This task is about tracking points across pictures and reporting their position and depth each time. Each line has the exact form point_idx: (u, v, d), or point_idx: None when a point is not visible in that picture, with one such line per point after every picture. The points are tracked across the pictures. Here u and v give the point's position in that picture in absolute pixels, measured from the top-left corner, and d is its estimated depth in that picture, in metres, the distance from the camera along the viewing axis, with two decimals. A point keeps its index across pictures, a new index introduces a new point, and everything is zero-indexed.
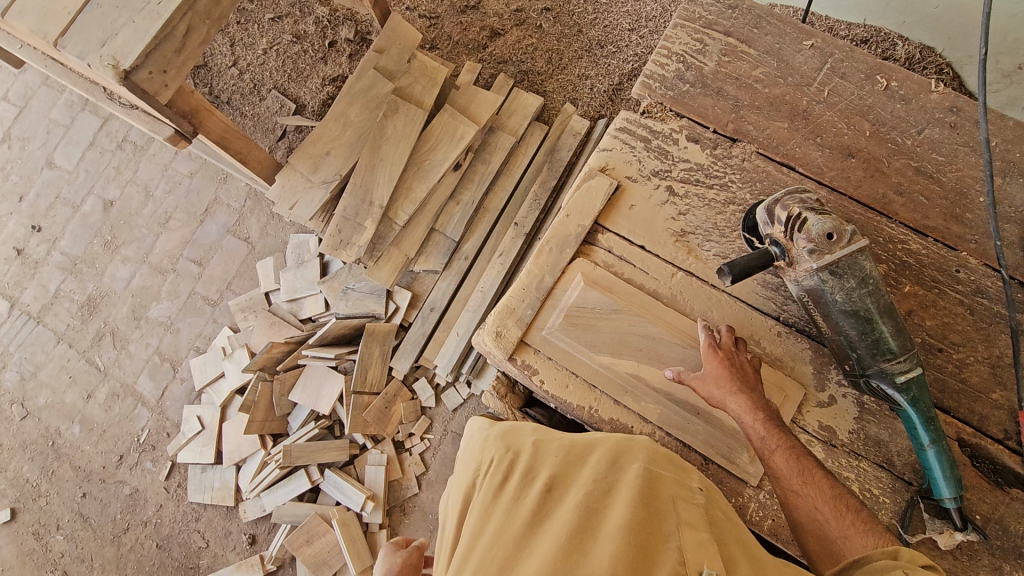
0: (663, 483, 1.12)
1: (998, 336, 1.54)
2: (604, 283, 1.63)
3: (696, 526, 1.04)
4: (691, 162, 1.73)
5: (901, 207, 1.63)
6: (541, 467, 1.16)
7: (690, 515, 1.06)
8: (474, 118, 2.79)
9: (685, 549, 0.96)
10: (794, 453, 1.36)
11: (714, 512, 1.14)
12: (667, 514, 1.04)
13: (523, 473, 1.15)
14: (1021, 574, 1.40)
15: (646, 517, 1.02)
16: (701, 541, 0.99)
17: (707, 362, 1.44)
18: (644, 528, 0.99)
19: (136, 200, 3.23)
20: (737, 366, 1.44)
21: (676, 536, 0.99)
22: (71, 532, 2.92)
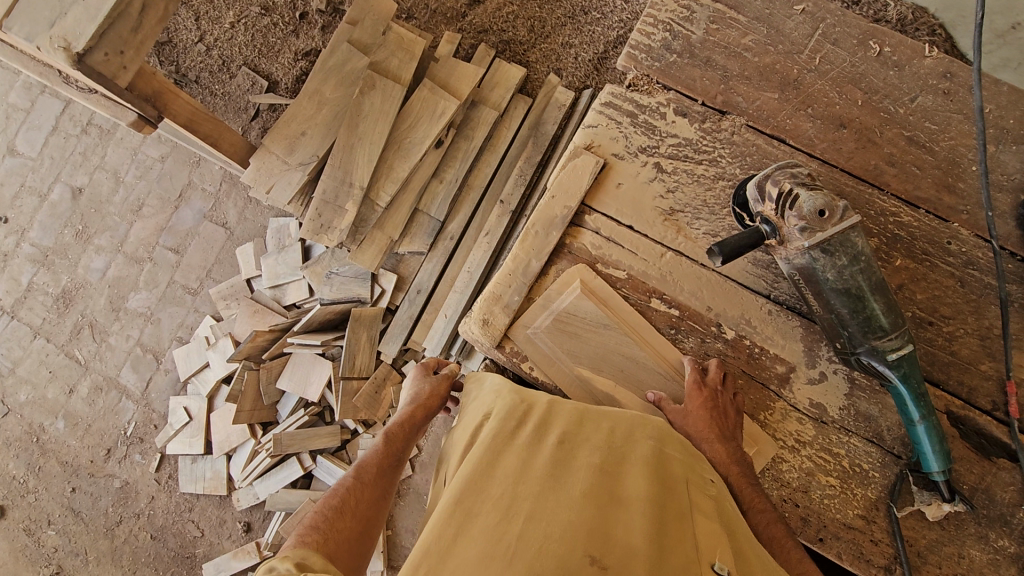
0: (679, 465, 1.11)
1: (988, 307, 1.53)
2: (597, 292, 1.58)
3: (708, 515, 1.04)
4: (680, 137, 1.67)
5: (893, 177, 1.60)
6: (557, 420, 1.14)
7: (703, 502, 1.06)
8: (454, 92, 2.69)
9: (700, 537, 0.97)
10: (767, 519, 1.33)
11: (723, 501, 1.13)
12: (683, 497, 1.03)
13: (537, 422, 1.13)
14: (1006, 541, 1.42)
15: (664, 493, 1.01)
16: (714, 532, 0.99)
17: (687, 399, 1.44)
18: (662, 503, 0.99)
19: (106, 187, 3.11)
20: (717, 406, 1.43)
21: (691, 521, 0.99)
22: (64, 527, 2.90)
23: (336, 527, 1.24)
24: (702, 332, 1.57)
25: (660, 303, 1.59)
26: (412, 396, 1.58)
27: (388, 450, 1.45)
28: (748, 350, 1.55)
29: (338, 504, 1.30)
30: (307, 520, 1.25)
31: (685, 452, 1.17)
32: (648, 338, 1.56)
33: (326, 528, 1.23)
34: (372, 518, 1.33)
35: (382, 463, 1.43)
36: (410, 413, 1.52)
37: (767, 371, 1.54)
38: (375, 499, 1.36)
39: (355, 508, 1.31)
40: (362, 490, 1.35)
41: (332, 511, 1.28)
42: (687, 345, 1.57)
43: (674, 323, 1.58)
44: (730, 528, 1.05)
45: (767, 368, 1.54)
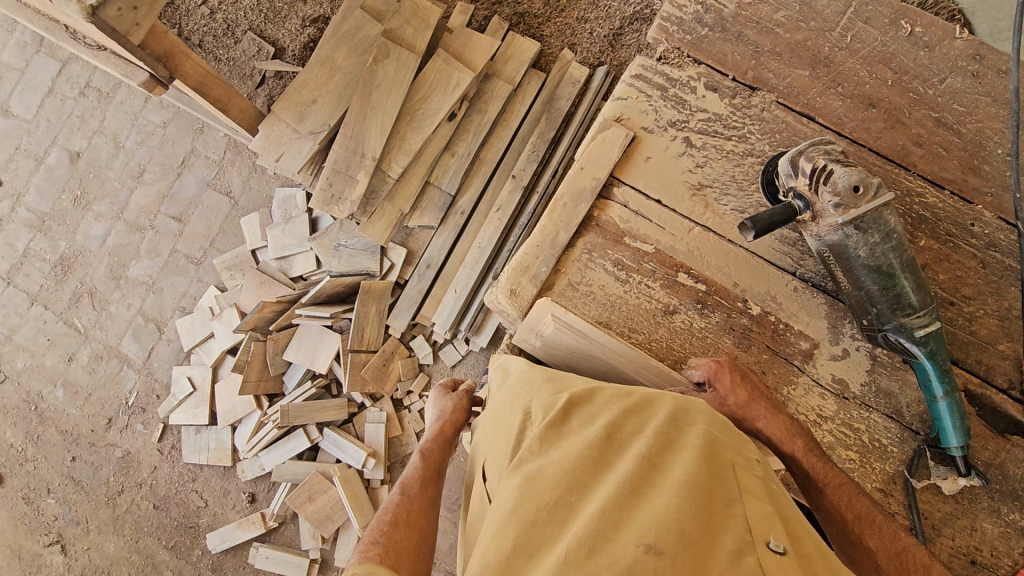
0: (724, 442, 1.08)
1: (1008, 287, 1.56)
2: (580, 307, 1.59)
3: (758, 495, 1.00)
4: (709, 113, 1.66)
5: (920, 158, 1.61)
6: (596, 411, 1.13)
7: (752, 481, 1.02)
8: (469, 64, 2.64)
9: (751, 516, 0.93)
10: (847, 494, 1.34)
11: (771, 480, 1.08)
12: (731, 476, 1.00)
13: (580, 417, 1.11)
14: (1017, 514, 1.47)
15: (712, 474, 0.98)
16: (765, 511, 0.96)
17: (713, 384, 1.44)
18: (710, 486, 0.96)
19: (106, 151, 3.03)
20: (739, 369, 1.46)
21: (741, 502, 0.96)
22: (64, 495, 2.87)
23: (394, 541, 1.27)
24: (728, 306, 1.58)
25: (687, 275, 1.60)
26: (438, 413, 1.60)
27: (426, 465, 1.48)
28: (772, 325, 1.56)
29: (392, 519, 1.32)
30: (366, 538, 1.28)
31: (727, 430, 1.15)
32: (669, 317, 1.59)
33: (387, 544, 1.25)
34: (425, 530, 1.36)
35: (424, 477, 1.46)
36: (439, 430, 1.55)
37: (792, 346, 1.56)
38: (425, 509, 1.40)
39: (408, 521, 1.34)
40: (411, 505, 1.38)
41: (387, 525, 1.31)
42: (714, 317, 1.58)
43: (702, 297, 1.59)
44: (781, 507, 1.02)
45: (794, 343, 1.56)
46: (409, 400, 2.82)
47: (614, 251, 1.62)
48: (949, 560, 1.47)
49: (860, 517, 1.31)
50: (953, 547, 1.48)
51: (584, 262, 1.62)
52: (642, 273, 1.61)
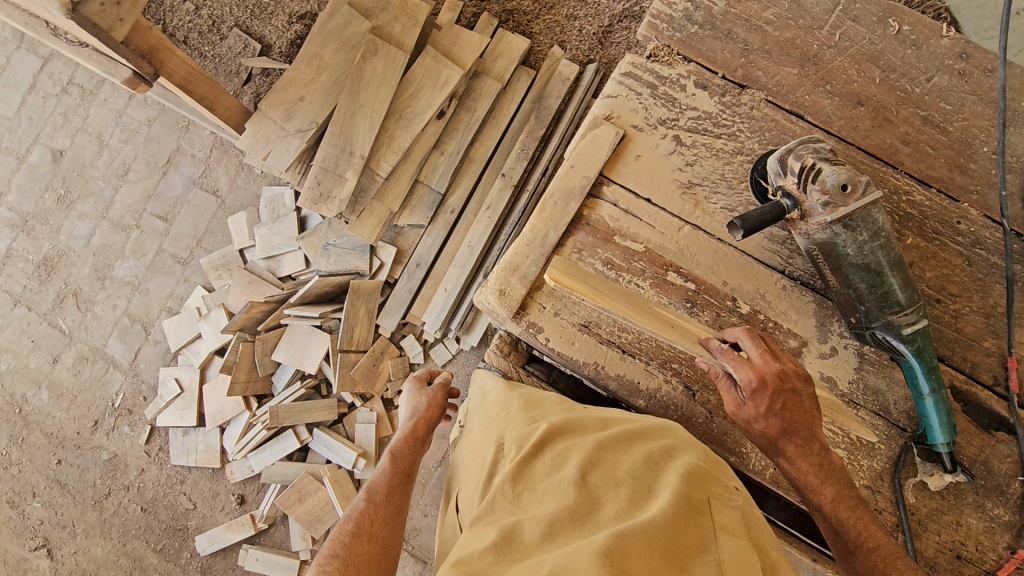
0: (703, 478, 1.14)
1: (993, 285, 1.57)
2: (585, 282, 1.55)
3: (732, 531, 1.06)
4: (699, 111, 1.66)
5: (908, 157, 1.62)
6: (575, 445, 1.23)
7: (729, 519, 1.08)
8: (459, 61, 2.63)
9: (724, 559, 0.99)
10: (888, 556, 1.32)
11: (748, 511, 1.15)
12: (707, 516, 1.06)
13: (560, 454, 1.21)
14: (1002, 510, 1.48)
15: (687, 517, 1.05)
16: (740, 548, 1.02)
17: (750, 403, 1.34)
18: (683, 530, 1.02)
19: (89, 150, 2.98)
20: (784, 395, 1.33)
21: (714, 542, 1.02)
22: (50, 499, 2.83)
23: (354, 552, 1.31)
24: (715, 304, 1.58)
25: (675, 273, 1.60)
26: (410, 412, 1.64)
27: (395, 468, 1.52)
28: (759, 323, 1.56)
29: (353, 529, 1.35)
30: (327, 547, 1.32)
31: (708, 465, 1.22)
32: (664, 316, 1.56)
33: (346, 554, 1.29)
34: (389, 537, 1.39)
35: (392, 481, 1.49)
36: (411, 428, 1.59)
37: (778, 344, 1.56)
38: (391, 515, 1.43)
39: (373, 529, 1.37)
40: (376, 512, 1.42)
41: (348, 536, 1.34)
42: (701, 315, 1.57)
43: (689, 295, 1.59)
44: (757, 542, 1.08)
45: (784, 342, 1.56)
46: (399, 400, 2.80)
47: (602, 251, 1.62)
48: (935, 555, 1.49)
49: (847, 528, 1.34)
50: (939, 542, 1.49)
51: (575, 262, 1.61)
52: (631, 275, 1.60)
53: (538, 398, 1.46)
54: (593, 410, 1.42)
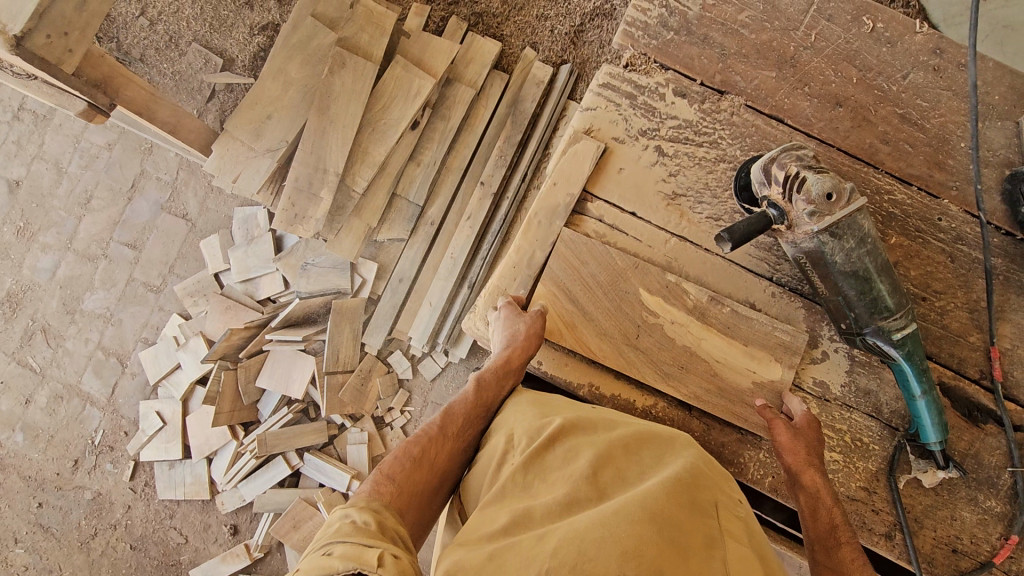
0: (709, 483, 1.15)
1: (976, 280, 1.59)
2: (562, 317, 1.52)
3: (737, 537, 1.05)
4: (680, 119, 1.64)
5: (887, 156, 1.62)
6: (586, 442, 1.21)
7: (733, 524, 1.08)
8: (430, 70, 2.57)
9: (730, 560, 0.98)
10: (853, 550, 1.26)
11: (753, 522, 1.14)
12: (714, 519, 1.06)
13: (570, 448, 1.19)
14: (994, 501, 1.51)
15: (695, 516, 1.04)
16: (744, 554, 1.01)
17: (802, 424, 1.42)
18: (692, 527, 1.02)
19: (47, 178, 2.85)
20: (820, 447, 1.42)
21: (721, 545, 1.01)
22: (33, 544, 2.73)
23: (411, 480, 1.18)
24: (689, 299, 1.52)
25: (652, 267, 1.54)
26: (507, 338, 1.40)
27: (477, 399, 1.37)
28: (730, 315, 1.51)
29: (417, 454, 1.22)
30: (385, 465, 1.19)
31: (713, 472, 1.21)
32: (634, 334, 1.51)
33: (403, 480, 1.16)
34: (445, 475, 1.26)
35: (468, 416, 1.34)
36: (506, 359, 1.37)
37: (745, 340, 1.50)
38: (454, 456, 1.29)
39: (433, 461, 1.24)
40: (444, 443, 1.27)
41: (411, 461, 1.20)
42: (670, 313, 1.51)
43: (668, 288, 1.53)
44: (760, 551, 1.05)
45: (751, 335, 1.50)
46: (390, 417, 2.75)
47: (586, 266, 1.53)
48: (932, 551, 1.50)
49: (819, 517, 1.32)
50: (935, 537, 1.51)
51: (560, 281, 1.53)
52: (614, 293, 1.52)
53: (545, 398, 1.41)
54: (601, 410, 1.39)
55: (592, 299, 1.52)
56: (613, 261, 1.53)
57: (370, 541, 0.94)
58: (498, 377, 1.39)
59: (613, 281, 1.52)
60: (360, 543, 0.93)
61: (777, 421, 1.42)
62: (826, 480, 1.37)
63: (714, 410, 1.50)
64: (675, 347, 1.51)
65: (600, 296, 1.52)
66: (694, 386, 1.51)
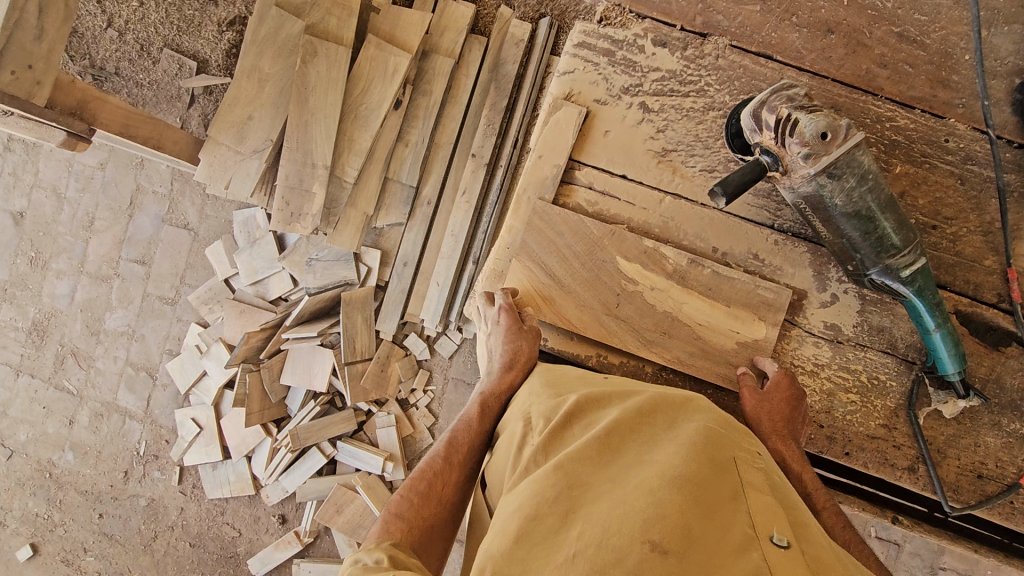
0: (726, 440, 1.11)
1: (988, 200, 1.53)
2: (546, 295, 1.48)
3: (759, 490, 1.03)
4: (662, 70, 1.56)
5: (887, 80, 1.54)
6: (599, 415, 1.15)
7: (754, 477, 1.06)
8: (404, 45, 2.49)
9: (755, 514, 0.96)
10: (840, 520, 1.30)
11: (775, 475, 1.13)
12: (734, 475, 1.03)
13: (583, 422, 1.13)
14: (1018, 422, 1.50)
15: (716, 474, 1.00)
16: (768, 505, 0.99)
17: (772, 389, 1.40)
18: (715, 485, 0.98)
19: (49, 207, 2.89)
20: (794, 413, 1.39)
21: (745, 499, 0.99)
22: (101, 551, 2.90)
23: (421, 515, 1.18)
24: (667, 264, 1.48)
25: (629, 233, 1.50)
26: (509, 360, 1.37)
27: (481, 423, 1.33)
28: (711, 276, 1.48)
29: (424, 489, 1.21)
30: (393, 503, 1.19)
31: (730, 431, 1.17)
32: (615, 304, 1.48)
33: (412, 516, 1.17)
34: (456, 500, 1.27)
35: (474, 441, 1.31)
36: (508, 383, 1.37)
37: (727, 300, 1.48)
38: (462, 481, 1.28)
39: (440, 493, 1.23)
40: (451, 471, 1.26)
41: (417, 496, 1.20)
42: (649, 280, 1.48)
43: (646, 254, 1.49)
44: (784, 503, 1.04)
45: (733, 295, 1.48)
46: (414, 398, 2.81)
47: (561, 238, 1.49)
48: (957, 479, 1.49)
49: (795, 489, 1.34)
50: (960, 465, 1.50)
51: (534, 256, 1.49)
52: (591, 262, 1.49)
53: (564, 371, 1.37)
54: (613, 379, 1.35)
55: (570, 272, 1.49)
56: (589, 230, 1.49)
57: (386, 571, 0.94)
58: (502, 397, 1.36)
59: (590, 250, 1.49)
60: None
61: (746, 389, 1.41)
62: (793, 447, 1.36)
63: (700, 372, 1.48)
64: (656, 314, 1.48)
65: (578, 268, 1.48)
66: (678, 350, 1.48)
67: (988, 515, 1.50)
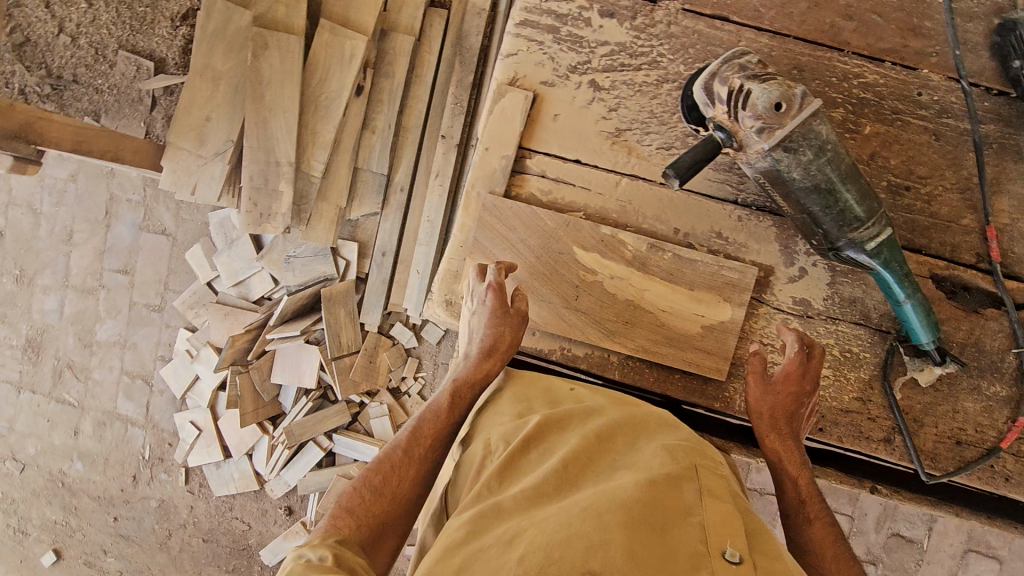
0: (686, 454, 1.12)
1: (966, 155, 1.45)
2: None
3: (717, 498, 1.03)
4: (611, 43, 1.47)
5: (854, 33, 1.45)
6: (558, 439, 1.18)
7: (714, 486, 1.06)
8: (359, 27, 2.38)
9: (707, 525, 0.96)
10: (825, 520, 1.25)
11: (737, 486, 1.14)
12: (690, 487, 1.04)
13: (541, 449, 1.16)
14: (998, 385, 1.46)
15: (669, 489, 1.01)
16: (723, 513, 0.99)
17: (779, 381, 1.34)
18: (663, 500, 0.99)
19: (27, 224, 2.89)
20: (798, 406, 1.34)
21: (699, 510, 0.99)
22: (120, 552, 3.02)
23: (371, 513, 1.15)
24: (627, 251, 1.44)
25: (585, 222, 1.45)
26: (489, 346, 1.32)
27: (451, 414, 1.29)
28: (673, 260, 1.43)
29: (378, 483, 1.18)
30: (345, 496, 1.16)
31: (693, 445, 1.18)
32: (574, 295, 1.45)
33: (362, 513, 1.14)
34: (415, 500, 1.22)
35: (441, 434, 1.27)
36: (485, 372, 1.33)
37: (690, 284, 1.43)
38: (421, 480, 1.23)
39: (396, 488, 1.19)
40: (409, 465, 1.21)
41: (371, 492, 1.16)
42: (608, 269, 1.44)
43: (604, 242, 1.44)
44: (743, 511, 1.05)
45: (695, 278, 1.43)
46: (405, 386, 2.82)
47: (514, 232, 1.44)
48: (934, 447, 1.47)
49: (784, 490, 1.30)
50: (937, 433, 1.47)
51: (488, 252, 1.45)
52: (547, 255, 1.44)
53: (531, 386, 1.38)
54: (580, 390, 1.35)
55: (527, 267, 1.45)
56: (543, 222, 1.44)
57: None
58: (475, 386, 1.32)
59: (545, 243, 1.45)
60: None
61: (752, 375, 1.34)
62: (789, 445, 1.32)
63: (667, 359, 1.45)
64: (618, 303, 1.45)
65: (534, 262, 1.45)
66: (641, 339, 1.45)
67: (969, 479, 1.48)
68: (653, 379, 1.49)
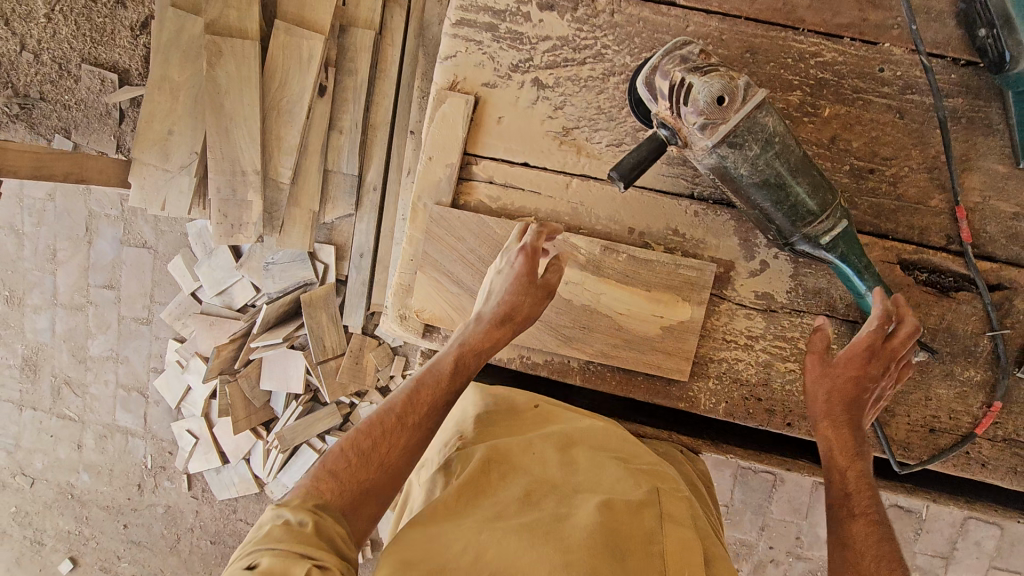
0: (648, 478, 1.18)
1: (932, 132, 1.37)
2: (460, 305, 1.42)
3: (679, 523, 1.09)
4: (553, 38, 1.40)
5: (808, 10, 1.36)
6: (521, 457, 1.19)
7: (676, 509, 1.12)
8: (316, 25, 2.31)
9: (667, 554, 1.02)
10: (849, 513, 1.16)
11: (698, 510, 1.19)
12: (652, 511, 1.09)
13: (501, 463, 1.16)
14: (972, 370, 1.41)
15: (634, 516, 1.06)
16: (682, 540, 1.05)
17: (842, 363, 1.27)
18: (628, 528, 1.04)
19: (11, 245, 2.91)
20: (864, 387, 1.26)
21: (660, 535, 1.05)
22: (133, 556, 3.12)
23: (357, 477, 1.04)
24: (580, 255, 1.40)
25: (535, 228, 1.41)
26: (506, 312, 1.25)
27: (451, 382, 1.19)
28: (627, 262, 1.39)
29: (367, 447, 1.07)
30: (329, 457, 1.06)
31: (658, 469, 1.23)
32: None
33: (347, 478, 1.03)
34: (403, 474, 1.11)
35: (441, 399, 1.17)
36: (495, 344, 1.25)
37: (646, 285, 1.39)
38: (415, 448, 1.11)
39: (386, 455, 1.08)
40: (399, 435, 1.10)
41: (360, 453, 1.06)
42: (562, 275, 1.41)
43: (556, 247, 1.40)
44: (701, 534, 1.10)
45: (652, 279, 1.39)
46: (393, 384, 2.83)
47: (463, 242, 1.41)
48: (907, 436, 1.44)
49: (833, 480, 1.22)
50: (909, 422, 1.44)
51: (437, 264, 1.42)
52: None
53: (496, 402, 1.38)
54: (544, 409, 1.37)
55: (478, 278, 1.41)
56: (492, 230, 1.41)
57: (303, 549, 0.87)
58: (480, 355, 1.24)
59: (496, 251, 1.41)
60: (288, 551, 0.85)
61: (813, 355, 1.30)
62: (843, 432, 1.25)
63: (628, 363, 1.42)
64: (574, 309, 1.42)
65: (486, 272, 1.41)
66: (598, 343, 1.42)
67: (944, 467, 1.44)
68: (615, 382, 1.47)
